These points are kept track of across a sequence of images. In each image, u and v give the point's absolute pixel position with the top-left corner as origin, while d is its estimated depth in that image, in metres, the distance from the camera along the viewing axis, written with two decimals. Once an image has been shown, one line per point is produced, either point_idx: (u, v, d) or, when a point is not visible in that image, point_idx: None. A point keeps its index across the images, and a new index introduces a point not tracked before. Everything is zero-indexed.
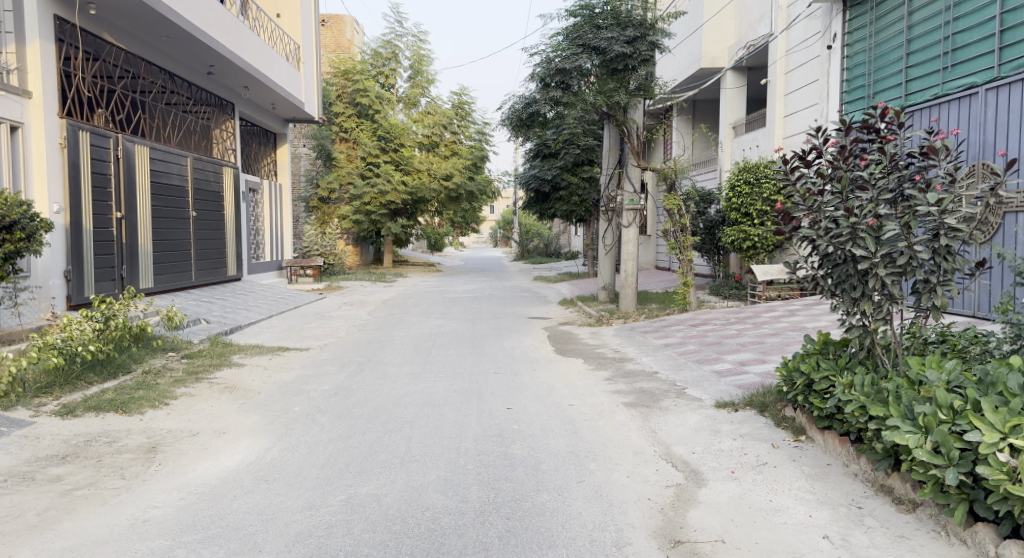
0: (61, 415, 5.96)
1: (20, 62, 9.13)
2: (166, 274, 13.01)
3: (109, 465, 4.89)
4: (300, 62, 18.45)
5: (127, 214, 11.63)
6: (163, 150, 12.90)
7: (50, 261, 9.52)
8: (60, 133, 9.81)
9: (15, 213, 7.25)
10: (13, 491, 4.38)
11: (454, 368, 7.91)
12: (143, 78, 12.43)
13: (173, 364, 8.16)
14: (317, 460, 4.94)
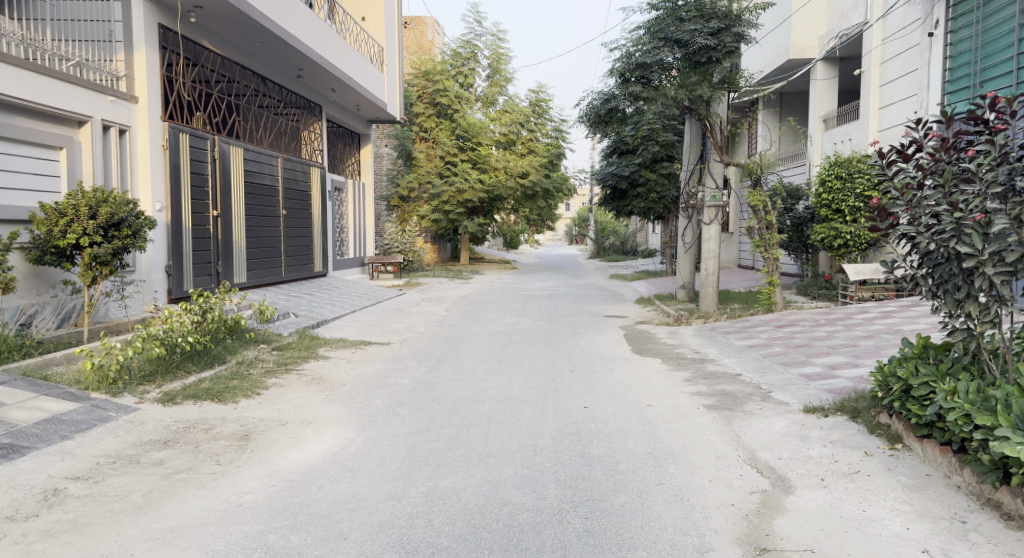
0: (163, 402, 6.32)
1: (128, 69, 9.72)
2: (258, 270, 13.56)
3: (206, 451, 5.14)
4: (383, 64, 18.90)
5: (223, 212, 12.19)
6: (256, 151, 13.46)
7: (153, 257, 10.10)
8: (162, 135, 10.37)
9: (122, 211, 7.73)
10: (120, 472, 4.66)
11: (530, 366, 7.92)
12: (237, 82, 12.98)
13: (264, 355, 8.50)
14: (397, 452, 5.04)
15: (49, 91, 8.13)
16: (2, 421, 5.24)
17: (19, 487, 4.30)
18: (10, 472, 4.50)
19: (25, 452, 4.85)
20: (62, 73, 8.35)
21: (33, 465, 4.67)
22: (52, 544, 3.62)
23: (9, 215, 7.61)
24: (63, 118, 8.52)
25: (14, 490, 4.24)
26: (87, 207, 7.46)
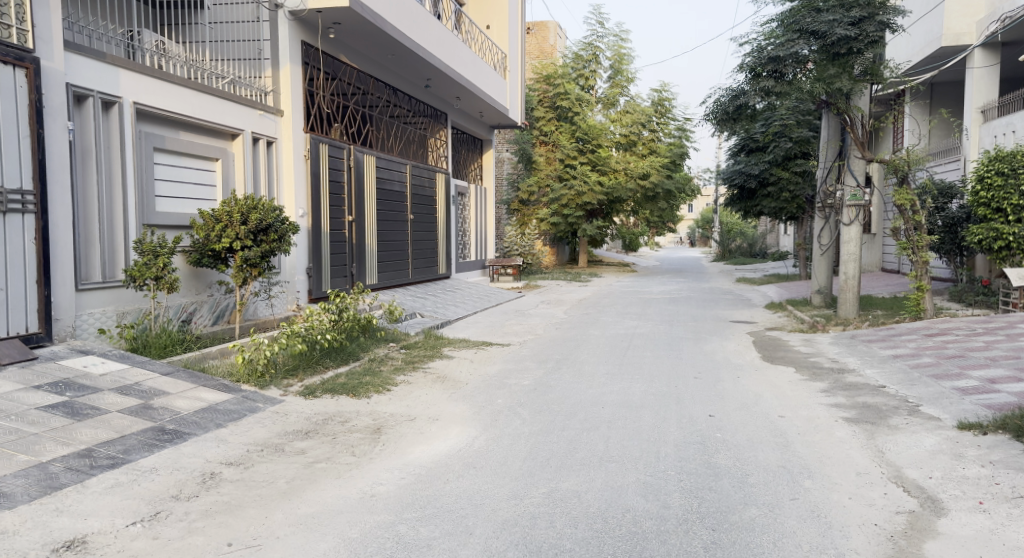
0: (304, 395, 6.73)
1: (275, 85, 10.44)
2: (388, 272, 14.15)
3: (342, 443, 5.42)
4: (507, 70, 19.21)
5: (358, 217, 12.81)
6: (387, 159, 14.06)
7: (296, 260, 10.78)
8: (305, 146, 11.05)
9: (270, 217, 8.30)
10: (267, 460, 5.00)
11: (654, 371, 7.78)
12: (371, 93, 13.61)
13: (393, 353, 8.86)
14: (521, 452, 5.11)
15: (208, 107, 8.89)
16: (167, 409, 5.78)
17: (182, 469, 4.71)
18: (174, 455, 4.94)
19: (187, 437, 5.32)
20: (218, 90, 9.10)
21: (193, 450, 5.10)
22: (210, 524, 3.94)
23: (173, 221, 8.41)
24: (219, 132, 9.28)
25: (177, 472, 4.65)
26: (240, 213, 8.06)
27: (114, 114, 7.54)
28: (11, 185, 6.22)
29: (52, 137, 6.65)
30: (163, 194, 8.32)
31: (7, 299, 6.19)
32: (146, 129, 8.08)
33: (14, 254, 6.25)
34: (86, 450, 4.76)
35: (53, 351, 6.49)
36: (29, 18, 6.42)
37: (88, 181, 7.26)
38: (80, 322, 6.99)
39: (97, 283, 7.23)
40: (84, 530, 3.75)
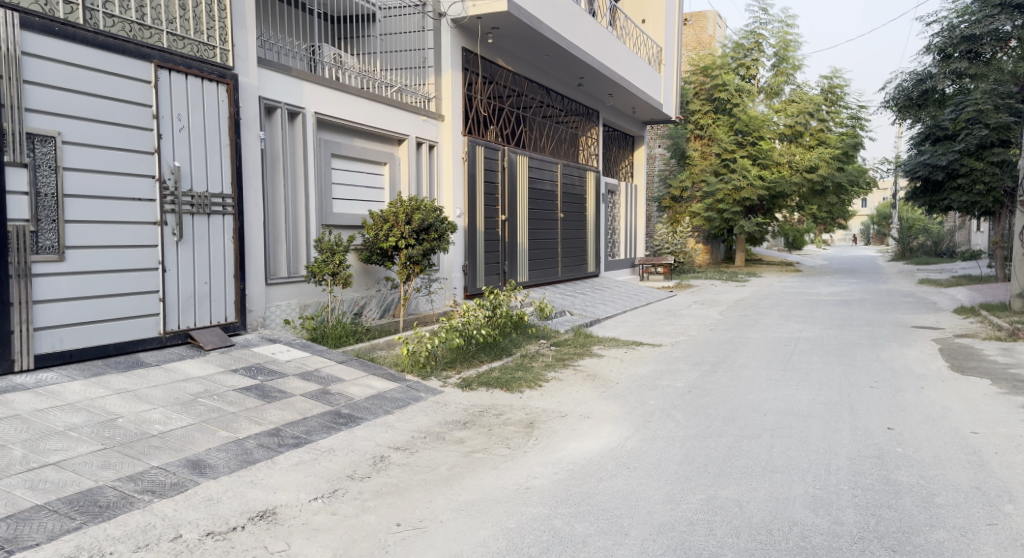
0: (462, 387, 6.98)
1: (437, 91, 10.91)
2: (539, 269, 14.35)
3: (498, 435, 5.56)
4: (662, 65, 18.81)
5: (511, 216, 13.08)
6: (539, 158, 14.25)
7: (453, 258, 11.22)
8: (463, 148, 11.46)
9: (431, 217, 8.68)
10: (431, 446, 5.25)
11: (821, 378, 7.32)
12: (525, 95, 13.83)
13: (545, 350, 8.97)
14: (676, 456, 4.99)
15: (379, 114, 9.47)
16: (342, 394, 6.21)
17: (356, 451, 5.05)
18: (349, 437, 5.31)
19: (359, 421, 5.69)
20: (388, 98, 9.68)
21: (365, 433, 5.45)
22: (381, 504, 4.19)
23: (347, 221, 9.02)
24: (387, 138, 9.84)
25: (351, 453, 5.00)
26: (405, 213, 8.52)
27: (298, 123, 8.22)
28: (214, 190, 6.93)
29: (246, 146, 7.35)
30: (340, 197, 8.97)
31: (209, 292, 6.92)
32: (325, 137, 8.74)
33: (216, 252, 6.97)
34: (275, 429, 5.23)
35: (246, 339, 7.19)
36: (230, 39, 7.14)
37: (276, 186, 7.98)
38: (269, 313, 7.71)
39: (283, 278, 7.93)
40: (274, 502, 4.12)
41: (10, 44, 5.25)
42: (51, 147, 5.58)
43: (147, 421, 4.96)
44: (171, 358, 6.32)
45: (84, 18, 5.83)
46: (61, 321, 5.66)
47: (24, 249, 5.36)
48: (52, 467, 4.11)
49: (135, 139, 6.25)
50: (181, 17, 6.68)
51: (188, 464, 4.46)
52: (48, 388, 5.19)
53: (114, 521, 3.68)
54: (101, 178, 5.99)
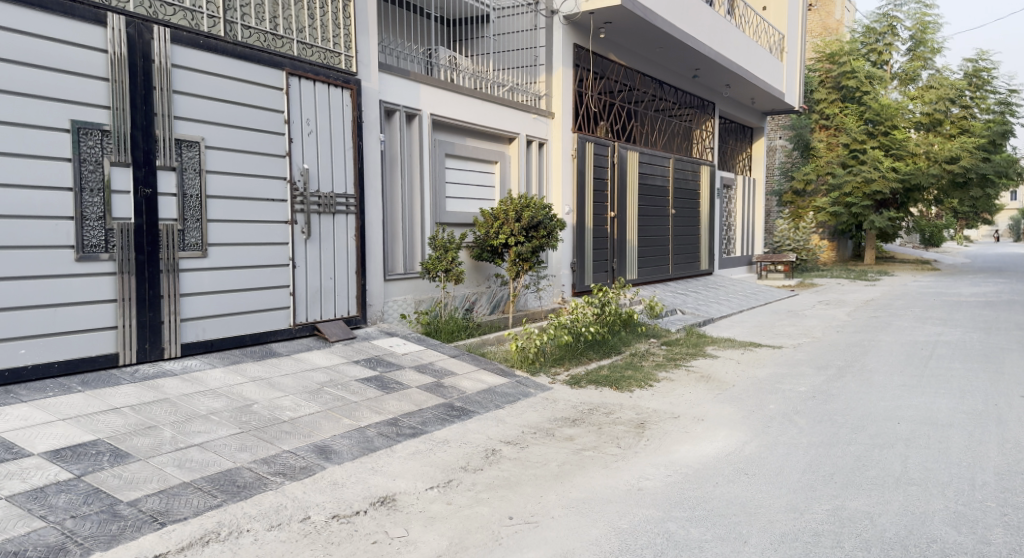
0: (571, 384, 6.98)
1: (548, 89, 10.96)
2: (650, 267, 14.11)
3: (609, 434, 5.51)
4: (784, 52, 18.00)
5: (621, 213, 12.91)
6: (651, 153, 13.99)
7: (562, 255, 11.23)
8: (572, 145, 11.42)
9: (540, 214, 8.69)
10: (542, 442, 5.28)
11: (961, 385, 6.78)
12: (637, 89, 13.61)
13: (655, 349, 8.81)
14: (799, 463, 4.77)
15: (492, 114, 9.62)
16: (456, 388, 6.36)
17: (470, 444, 5.15)
18: (461, 430, 5.43)
19: (472, 414, 5.80)
20: (500, 97, 9.82)
21: (478, 426, 5.55)
22: (494, 496, 4.25)
23: (459, 218, 9.20)
24: (498, 137, 9.98)
25: (465, 446, 5.10)
26: (514, 211, 8.60)
27: (415, 125, 8.48)
28: (338, 190, 7.27)
29: (368, 148, 7.65)
30: (453, 195, 9.19)
31: (333, 288, 7.27)
32: (440, 137, 8.96)
33: (339, 249, 7.30)
34: (393, 419, 5.42)
35: (367, 332, 7.51)
36: (354, 46, 7.46)
37: (394, 186, 8.27)
38: (387, 308, 8.01)
39: (400, 274, 8.22)
40: (393, 489, 4.27)
41: (162, 57, 5.70)
42: (196, 152, 6.00)
43: (278, 407, 5.27)
44: (299, 348, 6.69)
45: (225, 31, 6.24)
46: (204, 313, 6.10)
47: (172, 245, 5.80)
48: (196, 447, 4.44)
49: (268, 143, 6.64)
50: (309, 27, 7.03)
51: (315, 449, 4.70)
52: (193, 374, 5.61)
53: (250, 500, 3.92)
54: (239, 180, 6.39)
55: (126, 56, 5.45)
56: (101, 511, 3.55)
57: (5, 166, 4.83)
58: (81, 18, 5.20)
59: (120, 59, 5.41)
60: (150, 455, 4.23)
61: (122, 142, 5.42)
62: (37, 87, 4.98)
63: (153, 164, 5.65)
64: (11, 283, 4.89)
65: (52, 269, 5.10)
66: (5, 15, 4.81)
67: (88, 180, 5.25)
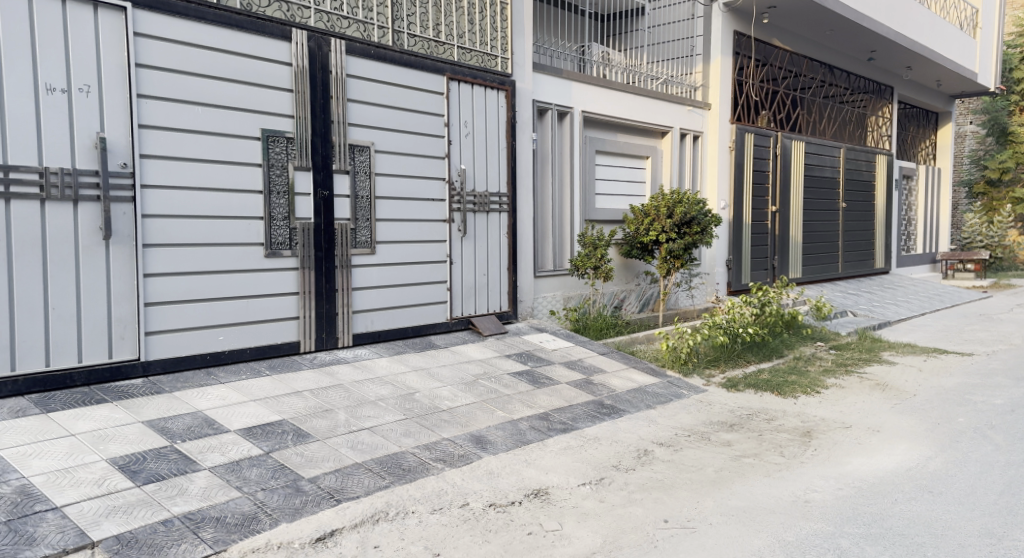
0: (728, 387, 6.72)
1: (705, 79, 10.58)
2: (815, 265, 13.27)
3: (770, 441, 5.26)
4: (976, 28, 16.23)
5: (782, 207, 12.25)
6: (818, 144, 13.13)
7: (717, 252, 10.85)
8: (730, 137, 10.98)
9: (694, 210, 8.38)
10: (697, 446, 5.12)
11: None
12: (804, 76, 12.81)
13: (823, 353, 8.28)
14: (993, 483, 4.30)
15: (643, 108, 9.47)
16: (606, 385, 6.33)
17: (621, 442, 5.11)
18: (614, 428, 5.38)
19: (623, 413, 5.74)
20: (654, 91, 9.65)
21: (630, 425, 5.49)
22: (648, 497, 4.19)
23: (609, 215, 9.15)
24: (651, 131, 9.84)
25: (617, 444, 5.06)
26: (666, 208, 8.41)
27: (567, 122, 8.54)
28: (492, 190, 7.48)
29: (521, 147, 7.81)
30: (604, 192, 9.14)
31: (487, 283, 7.49)
32: (591, 134, 8.94)
33: (492, 246, 7.51)
34: (545, 413, 5.49)
35: (518, 327, 7.65)
36: (510, 47, 7.63)
37: (544, 184, 8.37)
38: (537, 304, 8.13)
39: (550, 271, 8.31)
40: (547, 482, 4.32)
41: (338, 68, 6.10)
42: (366, 156, 6.39)
43: (437, 397, 5.50)
44: (456, 341, 6.95)
45: (393, 40, 6.58)
46: (372, 305, 6.48)
47: (345, 242, 6.21)
48: (366, 431, 4.74)
49: (430, 146, 6.94)
50: (469, 31, 7.26)
51: (472, 438, 4.86)
52: (362, 362, 6.00)
53: (414, 484, 4.12)
54: (404, 181, 6.73)
55: (308, 69, 5.90)
56: (286, 486, 3.87)
57: (208, 171, 5.35)
58: (270, 35, 5.67)
59: (302, 72, 5.86)
60: (326, 436, 4.56)
61: (303, 148, 5.88)
62: (234, 100, 5.48)
63: (330, 168, 6.07)
64: (213, 277, 5.42)
65: (245, 265, 5.60)
66: (210, 36, 5.32)
67: (276, 184, 5.74)
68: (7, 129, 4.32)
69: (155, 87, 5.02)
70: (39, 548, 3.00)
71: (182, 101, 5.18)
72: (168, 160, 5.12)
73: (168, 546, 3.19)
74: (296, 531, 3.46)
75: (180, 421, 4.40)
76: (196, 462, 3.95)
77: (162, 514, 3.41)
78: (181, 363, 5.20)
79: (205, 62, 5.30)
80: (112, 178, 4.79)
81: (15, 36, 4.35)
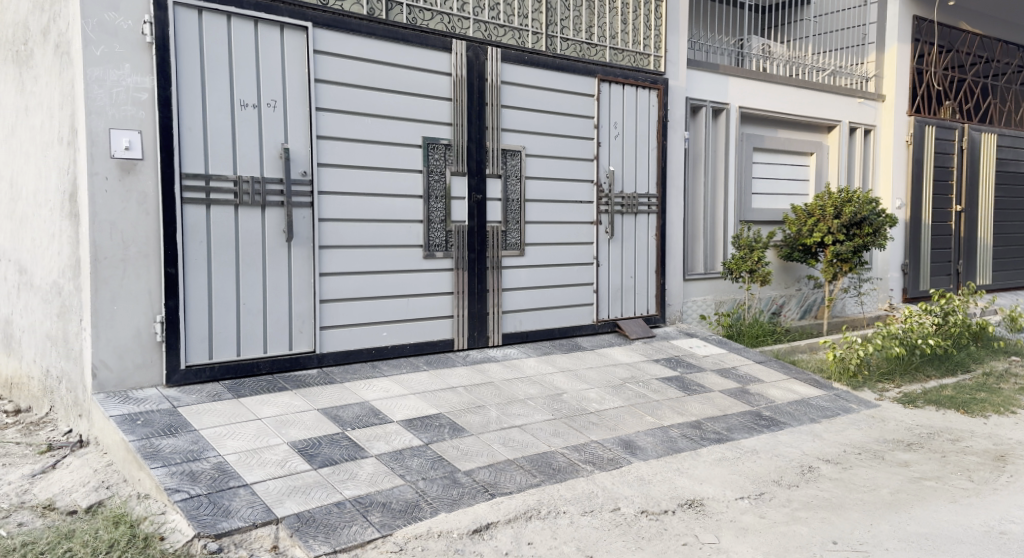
0: (904, 403, 6.20)
1: (878, 69, 9.93)
2: (1008, 271, 11.92)
3: (954, 463, 4.79)
4: None
5: (969, 207, 11.11)
6: (1013, 135, 11.78)
7: (891, 255, 10.04)
8: (908, 131, 10.13)
9: (865, 210, 7.86)
10: (868, 465, 4.77)
11: None
12: (998, 61, 11.54)
13: (1019, 370, 7.42)
14: None
15: (805, 102, 8.95)
16: (764, 396, 6.04)
17: (781, 457, 4.85)
18: (774, 441, 5.13)
19: (783, 426, 5.45)
20: (819, 84, 9.11)
21: (790, 439, 5.20)
22: (813, 516, 3.95)
23: (768, 216, 8.74)
24: (817, 126, 9.30)
25: (778, 458, 4.82)
26: (833, 207, 7.92)
27: (723, 119, 8.25)
28: (641, 190, 7.38)
29: (673, 147, 7.65)
30: (761, 191, 8.74)
31: (635, 286, 7.40)
32: (748, 131, 8.58)
33: (640, 248, 7.41)
34: (698, 422, 5.32)
35: (666, 331, 7.49)
36: (664, 45, 7.49)
37: (696, 184, 8.15)
38: (687, 308, 7.93)
39: (700, 274, 8.07)
40: (702, 493, 4.19)
41: (494, 75, 6.27)
42: (518, 160, 6.51)
43: (586, 399, 5.50)
44: (603, 343, 6.91)
45: (546, 45, 6.67)
46: (521, 306, 6.60)
47: (496, 244, 6.36)
48: (516, 428, 4.83)
49: (581, 148, 6.95)
50: (622, 32, 7.21)
51: (622, 443, 4.81)
52: (511, 361, 6.13)
53: (565, 484, 4.15)
54: (554, 184, 6.79)
55: (466, 77, 6.11)
56: (444, 477, 4.03)
57: (375, 178, 5.67)
58: (433, 47, 5.93)
59: (461, 81, 6.07)
60: (480, 431, 4.70)
61: (460, 153, 6.10)
62: (399, 110, 5.78)
63: (484, 172, 6.25)
64: (378, 277, 5.74)
65: (406, 265, 5.88)
66: (379, 50, 5.64)
67: (434, 189, 6.00)
68: (209, 142, 4.80)
69: (332, 101, 5.40)
70: (234, 521, 3.31)
71: (354, 113, 5.53)
72: (341, 168, 5.48)
73: (340, 526, 3.41)
74: (455, 521, 3.58)
75: (349, 410, 4.71)
76: (364, 450, 4.21)
77: (335, 497, 3.65)
78: (349, 356, 5.56)
79: (374, 76, 5.63)
80: (294, 186, 5.20)
81: (217, 59, 4.83)
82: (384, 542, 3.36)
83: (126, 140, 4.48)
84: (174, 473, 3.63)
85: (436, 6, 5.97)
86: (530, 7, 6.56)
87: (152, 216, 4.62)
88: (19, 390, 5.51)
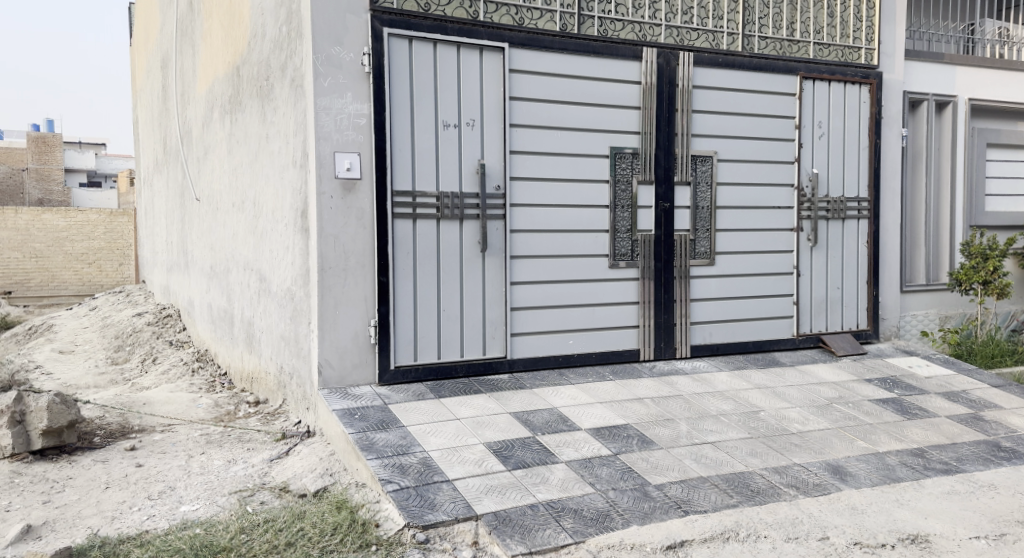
0: None
1: None
2: None
3: None
4: None
5: None
6: None
7: None
8: None
9: None
10: None
11: None
12: None
13: None
14: None
15: None
16: (1002, 423, 5.33)
17: None
18: (1016, 476, 4.50)
19: None
20: None
21: None
22: None
23: (1005, 221, 7.73)
24: None
25: (1021, 496, 4.22)
26: None
27: (948, 113, 7.44)
28: (850, 195, 6.86)
29: (887, 145, 7.02)
30: (995, 193, 7.76)
31: (842, 298, 6.87)
32: (980, 126, 7.67)
33: (849, 257, 6.87)
34: (920, 450, 4.81)
35: (880, 348, 6.88)
36: (877, 37, 6.90)
37: (917, 186, 7.44)
38: (904, 323, 7.24)
39: (921, 285, 7.33)
40: (926, 528, 3.78)
41: (684, 80, 6.14)
42: (709, 166, 6.30)
43: (786, 419, 5.18)
44: (804, 359, 6.47)
45: (743, 46, 6.40)
46: (712, 318, 6.38)
47: (685, 253, 6.21)
48: (709, 445, 4.66)
49: (780, 150, 6.59)
50: (829, 26, 6.74)
51: (829, 468, 4.47)
52: (701, 374, 5.92)
53: (765, 507, 3.92)
54: (751, 190, 6.49)
55: (655, 84, 6.03)
56: (635, 489, 3.99)
57: (565, 189, 5.77)
58: (623, 57, 5.93)
59: (650, 88, 6.01)
60: (670, 445, 4.60)
61: (647, 162, 6.03)
62: (590, 122, 5.84)
63: (672, 180, 6.13)
64: (568, 286, 5.83)
65: (595, 274, 5.93)
66: (571, 64, 5.74)
67: (620, 198, 5.98)
68: (416, 161, 5.17)
69: (525, 116, 5.58)
70: (439, 514, 3.52)
71: (545, 127, 5.67)
72: (534, 181, 5.64)
73: (535, 528, 3.49)
74: (649, 535, 3.52)
75: (539, 416, 4.82)
76: (555, 456, 4.28)
77: (529, 499, 3.76)
78: (539, 363, 5.69)
79: (566, 89, 5.74)
80: (489, 199, 5.44)
81: (424, 83, 5.18)
82: (577, 548, 3.38)
83: (347, 162, 4.95)
84: (386, 465, 3.93)
85: (628, 16, 5.96)
86: (726, 8, 6.34)
87: (367, 229, 5.05)
88: (258, 383, 6.27)
